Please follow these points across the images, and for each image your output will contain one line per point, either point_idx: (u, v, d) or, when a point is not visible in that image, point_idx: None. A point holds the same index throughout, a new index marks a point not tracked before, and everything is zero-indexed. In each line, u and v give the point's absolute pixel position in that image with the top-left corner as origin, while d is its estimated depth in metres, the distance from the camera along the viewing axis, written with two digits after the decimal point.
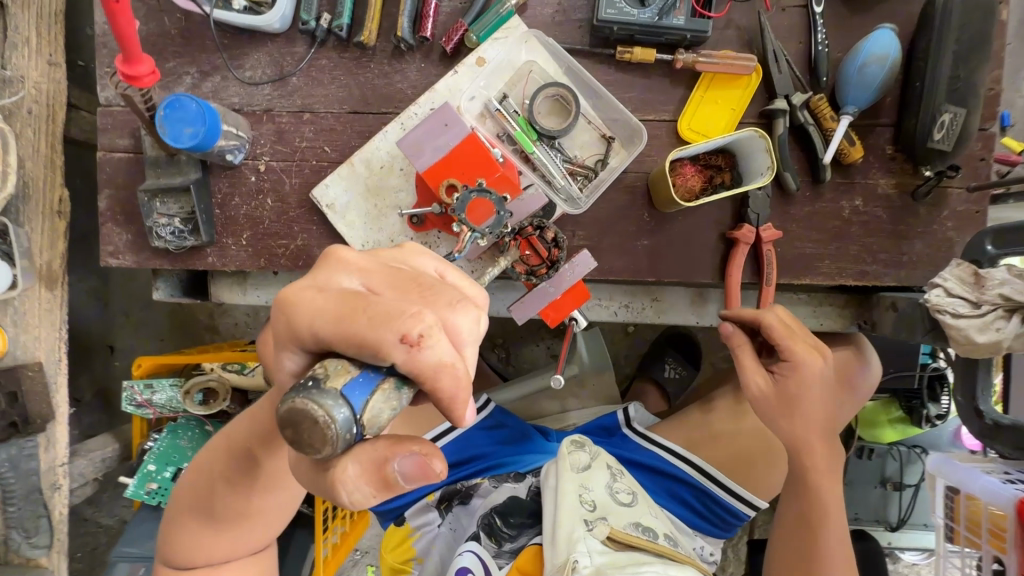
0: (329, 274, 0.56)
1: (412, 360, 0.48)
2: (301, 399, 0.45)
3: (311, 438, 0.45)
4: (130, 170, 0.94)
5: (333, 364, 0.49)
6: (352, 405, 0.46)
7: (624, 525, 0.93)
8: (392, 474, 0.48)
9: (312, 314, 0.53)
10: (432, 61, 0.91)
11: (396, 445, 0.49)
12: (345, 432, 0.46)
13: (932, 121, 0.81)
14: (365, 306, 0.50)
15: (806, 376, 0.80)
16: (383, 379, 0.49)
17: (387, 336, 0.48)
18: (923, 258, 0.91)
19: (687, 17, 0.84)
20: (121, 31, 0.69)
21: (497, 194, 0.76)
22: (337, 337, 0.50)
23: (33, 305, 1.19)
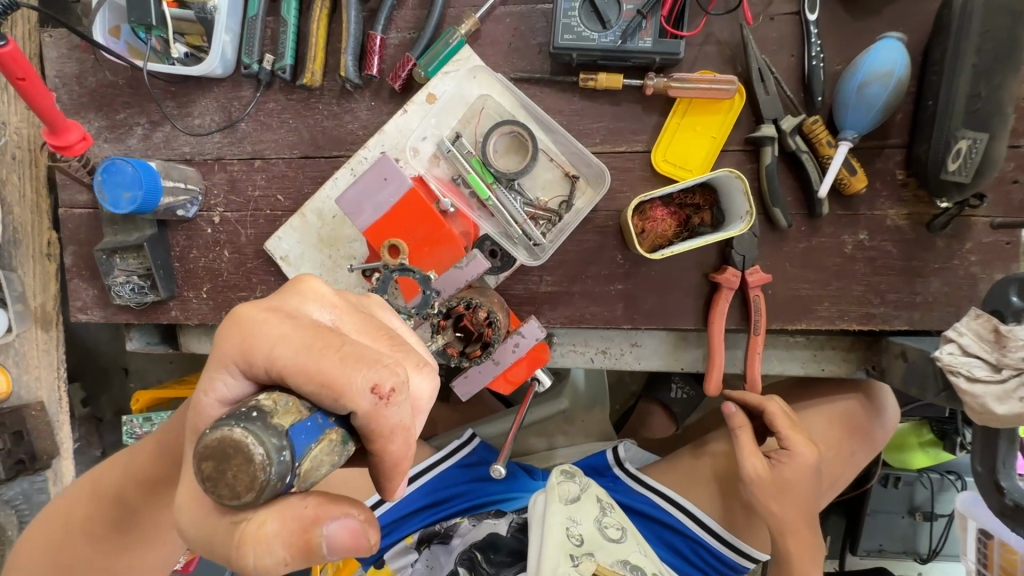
0: (297, 301, 0.47)
1: (372, 415, 0.40)
2: (239, 430, 0.35)
3: (234, 479, 0.35)
4: (90, 225, 0.93)
5: (282, 399, 0.39)
6: (295, 451, 0.37)
7: (611, 562, 0.88)
8: (315, 541, 0.38)
9: (275, 338, 0.43)
10: (382, 99, 0.85)
11: (329, 505, 0.39)
12: (276, 483, 0.36)
13: (945, 148, 0.69)
14: (340, 341, 0.43)
15: (799, 466, 0.84)
16: (332, 429, 0.39)
17: (355, 381, 0.40)
18: (941, 298, 0.79)
19: (655, 38, 0.75)
20: (39, 106, 0.66)
21: (421, 272, 0.60)
22: (299, 371, 0.40)
23: (32, 348, 1.16)
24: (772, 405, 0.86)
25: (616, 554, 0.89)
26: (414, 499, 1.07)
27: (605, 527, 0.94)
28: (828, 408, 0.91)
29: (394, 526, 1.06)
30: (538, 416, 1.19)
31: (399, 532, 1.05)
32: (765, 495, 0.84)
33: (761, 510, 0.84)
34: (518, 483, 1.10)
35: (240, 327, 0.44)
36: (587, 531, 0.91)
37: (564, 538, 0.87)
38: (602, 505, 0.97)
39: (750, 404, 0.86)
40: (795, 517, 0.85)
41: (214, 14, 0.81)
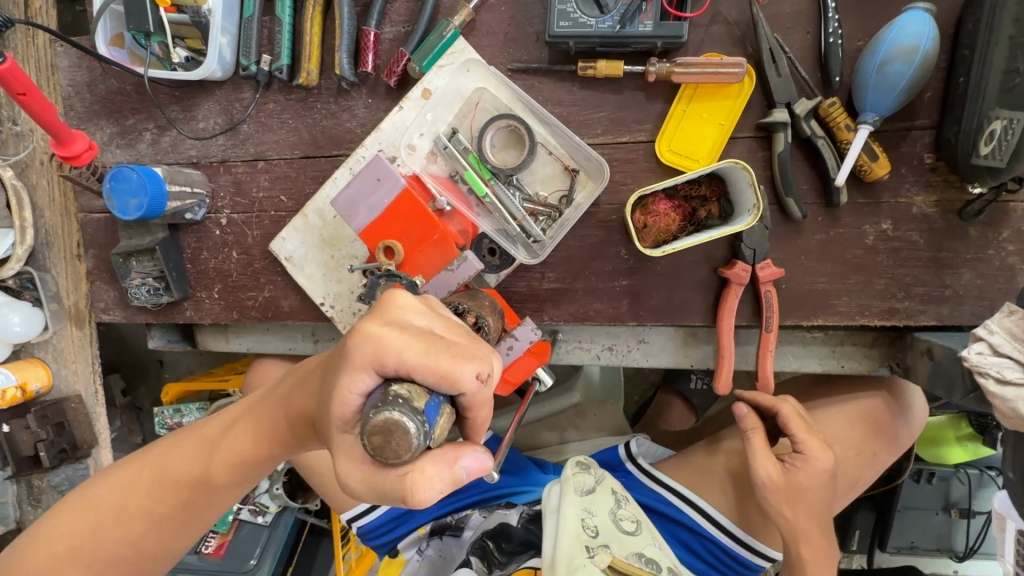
0: (392, 309, 0.45)
1: (477, 398, 0.42)
2: (393, 413, 0.37)
3: (395, 450, 0.37)
4: (107, 229, 0.96)
5: (412, 384, 0.40)
6: (430, 423, 0.39)
7: (626, 553, 0.85)
8: (459, 479, 0.42)
9: (395, 345, 0.41)
10: (379, 95, 0.84)
11: (459, 448, 0.42)
12: (423, 447, 0.39)
13: (978, 129, 0.63)
14: (441, 338, 0.43)
15: (813, 470, 0.82)
16: (451, 403, 0.41)
17: (464, 371, 0.41)
18: (974, 290, 0.73)
19: (656, 21, 0.71)
20: (44, 121, 0.68)
21: (406, 278, 0.67)
22: (423, 372, 0.40)
23: (69, 343, 1.25)
24: (785, 407, 0.84)
25: (631, 547, 0.87)
26: None
27: (619, 519, 0.92)
28: (847, 406, 0.87)
29: (406, 518, 1.05)
30: (549, 409, 1.19)
31: (411, 523, 1.05)
32: (778, 500, 0.82)
33: (773, 514, 0.82)
34: (527, 476, 1.09)
35: (362, 338, 0.42)
36: (603, 523, 0.88)
37: (580, 529, 0.83)
38: (616, 497, 0.95)
39: (763, 405, 0.85)
40: (809, 522, 0.82)
41: (209, 17, 0.81)
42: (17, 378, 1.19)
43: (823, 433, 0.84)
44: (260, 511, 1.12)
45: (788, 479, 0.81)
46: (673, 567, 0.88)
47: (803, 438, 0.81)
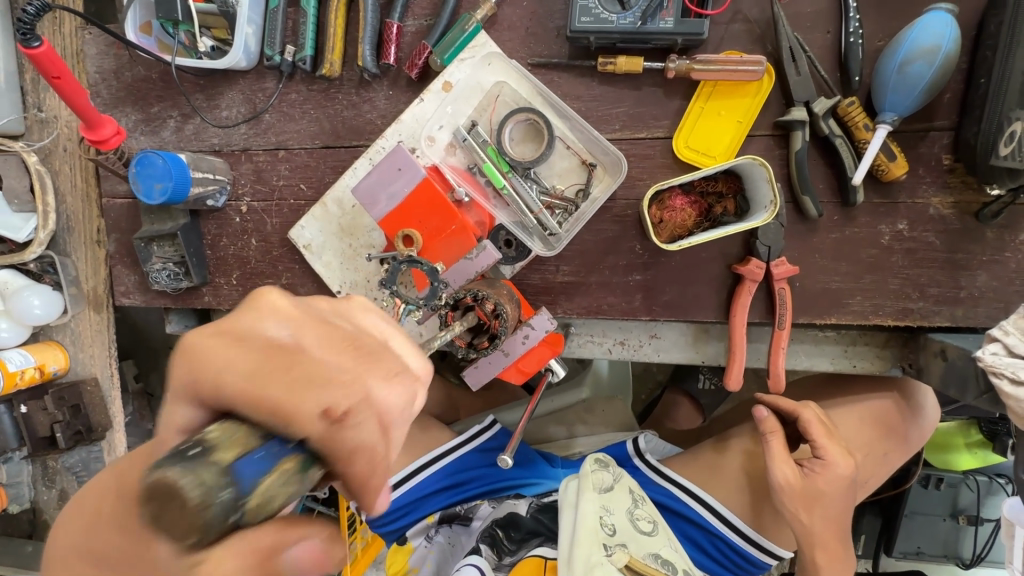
0: (252, 319, 0.46)
1: (326, 438, 0.41)
2: (172, 470, 0.34)
3: (174, 521, 0.34)
4: (130, 215, 0.98)
5: (228, 431, 0.37)
6: (241, 488, 0.35)
7: (643, 554, 0.87)
8: (278, 565, 0.38)
9: (220, 368, 0.42)
10: (400, 87, 0.85)
11: (289, 529, 0.38)
12: (225, 518, 0.35)
13: (998, 131, 0.63)
14: (293, 366, 0.43)
15: (832, 475, 0.82)
16: (287, 458, 0.38)
17: (307, 407, 0.40)
18: (989, 293, 0.73)
19: (677, 18, 0.72)
20: (75, 104, 0.70)
21: (430, 264, 0.61)
22: (251, 395, 0.40)
23: (86, 327, 1.29)
24: (806, 412, 0.85)
25: (648, 547, 0.89)
26: (433, 481, 1.07)
27: (636, 519, 0.93)
28: (865, 407, 0.87)
29: (417, 505, 1.07)
30: (557, 403, 1.21)
31: (420, 512, 1.06)
32: (794, 504, 0.82)
33: (790, 517, 0.82)
34: (536, 469, 1.10)
35: (190, 356, 0.44)
36: (621, 522, 0.90)
37: (598, 528, 0.86)
38: (635, 497, 0.96)
39: (784, 409, 0.86)
40: (825, 525, 0.82)
41: (236, 8, 0.82)
42: (36, 360, 1.23)
43: (841, 437, 0.84)
44: None
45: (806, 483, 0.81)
46: (687, 568, 0.90)
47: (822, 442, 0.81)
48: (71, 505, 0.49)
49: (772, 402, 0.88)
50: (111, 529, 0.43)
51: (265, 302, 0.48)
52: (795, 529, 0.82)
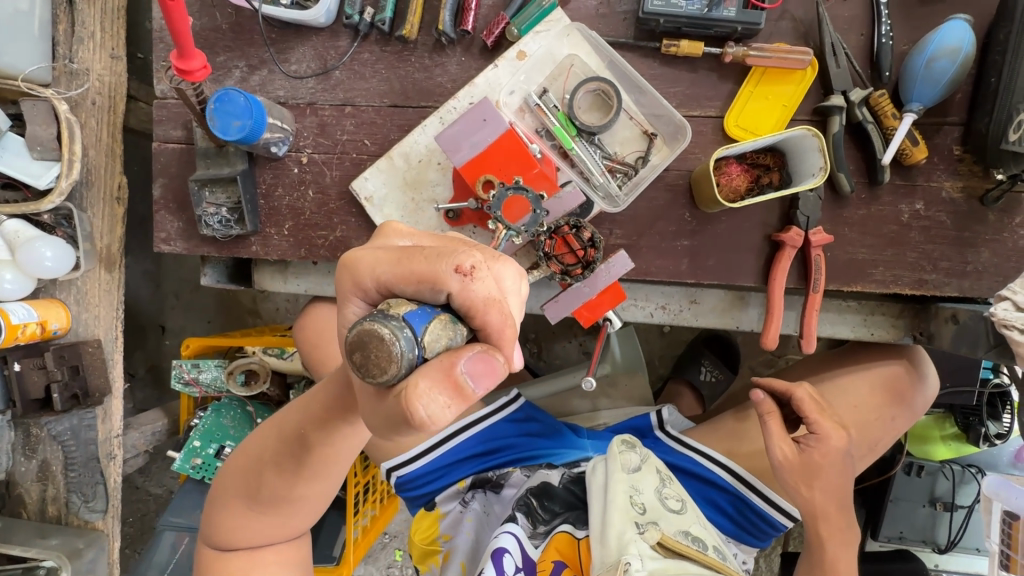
0: (382, 239, 0.57)
1: (464, 293, 0.47)
2: (368, 322, 0.43)
3: (374, 357, 0.42)
4: (182, 160, 0.98)
5: (393, 301, 0.47)
6: (414, 328, 0.43)
7: (675, 531, 0.87)
8: (460, 381, 0.42)
9: (367, 263, 0.51)
10: (473, 55, 0.91)
11: (455, 352, 0.43)
12: (411, 353, 0.42)
13: (1006, 121, 0.75)
14: (416, 250, 0.50)
15: (829, 450, 0.86)
16: (440, 312, 0.46)
17: (440, 268, 0.47)
18: (991, 268, 0.84)
19: (739, 9, 0.81)
20: (176, 29, 0.72)
21: (533, 193, 0.76)
22: (396, 278, 0.49)
23: (94, 286, 1.23)
24: (800, 391, 0.90)
25: (678, 525, 0.89)
26: (467, 447, 1.09)
27: (665, 498, 0.94)
28: (873, 373, 0.96)
29: (447, 471, 1.09)
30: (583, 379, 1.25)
31: (451, 477, 1.08)
32: (795, 480, 0.85)
33: (789, 489, 0.85)
34: (564, 440, 1.13)
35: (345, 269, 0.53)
36: (650, 501, 0.91)
37: (629, 506, 0.86)
38: (661, 477, 0.98)
39: (778, 390, 0.93)
40: (827, 496, 0.86)
41: None
42: (39, 316, 1.15)
43: (834, 415, 0.91)
44: None
45: (802, 457, 0.85)
46: (716, 545, 0.91)
47: (811, 419, 0.88)
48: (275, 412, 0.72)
49: (768, 385, 0.95)
50: (305, 417, 0.64)
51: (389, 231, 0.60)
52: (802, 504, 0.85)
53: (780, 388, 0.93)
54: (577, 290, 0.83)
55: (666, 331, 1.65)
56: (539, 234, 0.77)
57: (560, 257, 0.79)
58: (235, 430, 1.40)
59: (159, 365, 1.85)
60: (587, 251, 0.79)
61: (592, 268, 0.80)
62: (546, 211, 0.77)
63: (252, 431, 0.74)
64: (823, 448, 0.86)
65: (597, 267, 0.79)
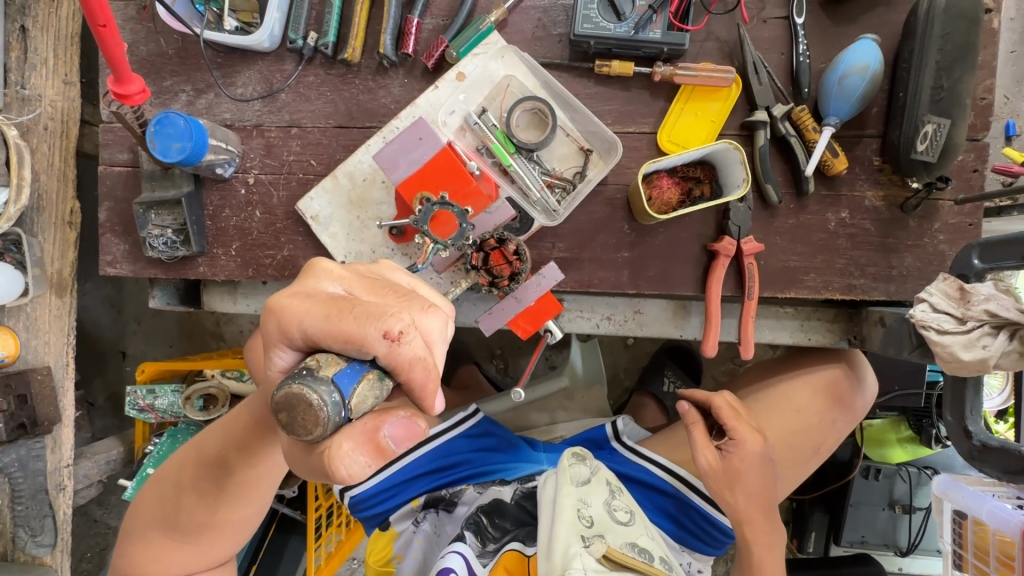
0: (312, 283, 0.56)
1: (392, 355, 0.48)
2: (295, 385, 0.44)
3: (303, 419, 0.44)
4: (128, 183, 0.98)
5: (323, 357, 0.48)
6: (343, 392, 0.46)
7: (621, 544, 0.88)
8: (382, 442, 0.47)
9: (300, 315, 0.52)
10: (415, 76, 0.93)
11: (384, 415, 0.48)
12: (338, 416, 0.45)
13: (914, 133, 0.80)
14: (349, 307, 0.50)
15: (746, 455, 0.88)
16: (369, 370, 0.47)
17: (369, 330, 0.47)
18: (914, 272, 0.88)
19: (664, 31, 0.85)
20: (110, 55, 0.73)
21: (459, 208, 0.78)
22: (327, 331, 0.49)
23: (44, 312, 1.21)
24: (718, 400, 0.93)
25: (625, 537, 0.90)
26: (419, 465, 1.09)
27: (614, 510, 0.95)
28: (812, 377, 0.99)
29: (399, 489, 1.08)
30: (542, 393, 1.26)
31: (405, 494, 1.07)
32: (719, 487, 0.86)
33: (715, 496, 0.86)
34: (519, 453, 1.14)
35: (277, 312, 0.53)
36: (598, 514, 0.92)
37: (576, 520, 0.87)
38: (611, 489, 0.99)
39: (699, 399, 0.95)
40: (750, 501, 0.87)
41: None
42: None
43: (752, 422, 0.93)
44: None
45: (724, 463, 0.87)
46: (663, 556, 0.93)
47: (730, 425, 0.89)
48: (194, 437, 0.74)
49: (691, 396, 0.97)
50: (225, 442, 0.67)
51: (321, 271, 0.57)
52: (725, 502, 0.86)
53: (701, 397, 0.95)
54: (511, 303, 0.84)
55: (629, 343, 1.67)
56: (465, 247, 0.79)
57: (495, 268, 0.80)
58: None
59: (118, 392, 1.81)
60: (512, 264, 0.81)
61: (522, 280, 0.82)
62: (473, 225, 0.79)
63: (170, 458, 0.76)
64: (742, 453, 0.87)
65: (523, 279, 0.81)
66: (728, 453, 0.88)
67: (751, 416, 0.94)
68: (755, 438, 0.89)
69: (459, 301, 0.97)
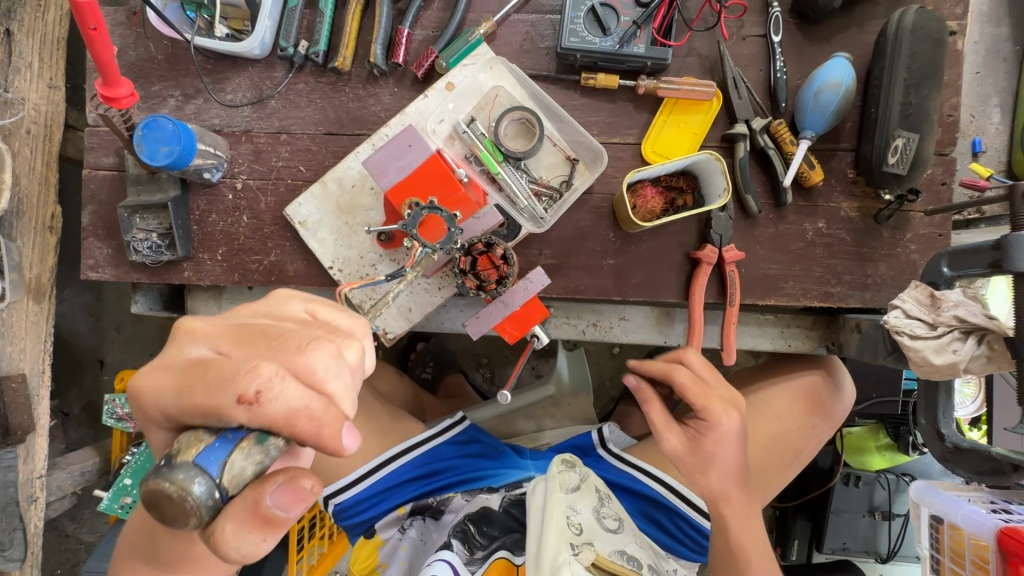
0: (177, 347, 0.56)
1: (258, 416, 0.48)
2: (155, 481, 0.45)
3: (173, 511, 0.45)
4: (114, 186, 0.98)
5: (188, 437, 0.49)
6: (209, 474, 0.46)
7: (609, 552, 0.89)
8: (268, 513, 0.50)
9: (163, 390, 0.53)
10: (405, 86, 0.95)
11: (264, 483, 0.50)
12: (211, 499, 0.46)
13: (886, 146, 0.83)
14: (203, 375, 0.51)
15: (716, 435, 0.83)
16: (240, 439, 0.48)
17: (225, 400, 0.48)
18: (888, 280, 0.91)
19: (647, 45, 0.88)
20: (99, 57, 0.73)
21: (448, 212, 0.79)
22: (196, 403, 0.51)
23: (20, 318, 1.19)
24: (680, 374, 0.87)
25: (614, 544, 0.91)
26: (403, 471, 1.07)
27: (602, 518, 0.96)
28: (793, 384, 1.01)
29: (385, 497, 1.07)
30: (528, 400, 1.26)
31: (390, 502, 1.06)
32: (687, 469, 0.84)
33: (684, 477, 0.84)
34: (506, 460, 1.13)
35: (147, 389, 0.54)
36: (587, 520, 0.92)
37: (566, 528, 0.87)
38: (601, 496, 1.00)
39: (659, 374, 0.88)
40: (723, 480, 0.84)
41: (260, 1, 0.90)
42: None
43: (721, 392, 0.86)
44: None
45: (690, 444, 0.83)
46: (651, 563, 0.94)
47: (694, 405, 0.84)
48: None
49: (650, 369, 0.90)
50: None
51: (188, 329, 0.57)
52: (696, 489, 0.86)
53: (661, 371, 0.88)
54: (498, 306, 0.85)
55: (615, 352, 1.69)
56: (454, 251, 0.80)
57: (483, 273, 0.81)
58: None
59: (95, 402, 1.77)
60: (500, 268, 0.82)
61: (510, 284, 0.83)
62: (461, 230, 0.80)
63: None
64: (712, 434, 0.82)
65: (510, 284, 0.82)
66: (694, 434, 0.84)
67: (725, 388, 0.87)
68: (722, 417, 0.83)
69: (450, 307, 0.99)
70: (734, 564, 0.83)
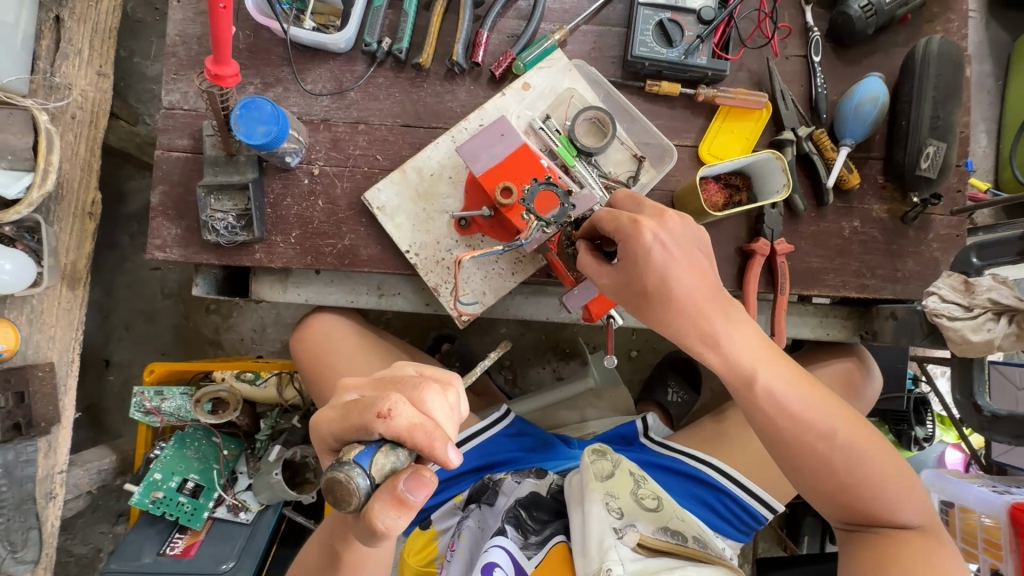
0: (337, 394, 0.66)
1: (393, 429, 0.56)
2: (327, 473, 0.54)
3: (339, 495, 0.53)
4: (187, 168, 0.99)
5: (349, 446, 0.57)
6: (362, 465, 0.54)
7: (653, 530, 0.94)
8: (403, 497, 0.53)
9: (324, 422, 0.62)
10: (481, 84, 1.01)
11: (399, 475, 0.55)
12: (364, 484, 0.53)
13: (918, 153, 0.95)
14: (354, 404, 0.60)
15: (655, 261, 0.73)
16: (381, 444, 0.56)
17: (368, 421, 0.57)
18: (915, 274, 1.01)
19: (709, 58, 0.98)
20: (219, 35, 0.76)
21: (562, 189, 0.85)
22: (346, 432, 0.60)
23: (52, 305, 1.14)
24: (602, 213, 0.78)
25: (657, 522, 0.95)
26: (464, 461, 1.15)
27: (641, 499, 1.00)
28: (830, 369, 1.10)
29: (445, 486, 1.14)
30: (568, 391, 1.34)
31: (449, 491, 1.13)
32: (654, 309, 0.76)
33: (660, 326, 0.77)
34: (557, 451, 1.18)
35: (315, 430, 0.64)
36: (626, 506, 0.97)
37: (606, 513, 0.92)
38: (636, 478, 1.03)
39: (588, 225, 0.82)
40: (697, 300, 0.74)
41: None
42: None
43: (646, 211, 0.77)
44: (241, 506, 1.28)
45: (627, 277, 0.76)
46: (696, 536, 0.98)
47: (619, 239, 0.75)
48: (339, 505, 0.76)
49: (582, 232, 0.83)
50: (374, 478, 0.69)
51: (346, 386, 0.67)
52: (667, 337, 0.78)
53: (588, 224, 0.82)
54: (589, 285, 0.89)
55: (634, 355, 1.76)
56: (567, 225, 0.85)
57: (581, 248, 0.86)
58: (200, 462, 1.31)
59: (96, 404, 1.69)
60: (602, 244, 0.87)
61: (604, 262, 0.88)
62: (573, 206, 0.86)
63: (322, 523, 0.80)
64: (646, 264, 0.73)
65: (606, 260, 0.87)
66: (619, 261, 0.76)
67: (648, 204, 0.78)
68: (640, 230, 0.73)
69: (518, 296, 1.05)
70: (748, 386, 0.74)
